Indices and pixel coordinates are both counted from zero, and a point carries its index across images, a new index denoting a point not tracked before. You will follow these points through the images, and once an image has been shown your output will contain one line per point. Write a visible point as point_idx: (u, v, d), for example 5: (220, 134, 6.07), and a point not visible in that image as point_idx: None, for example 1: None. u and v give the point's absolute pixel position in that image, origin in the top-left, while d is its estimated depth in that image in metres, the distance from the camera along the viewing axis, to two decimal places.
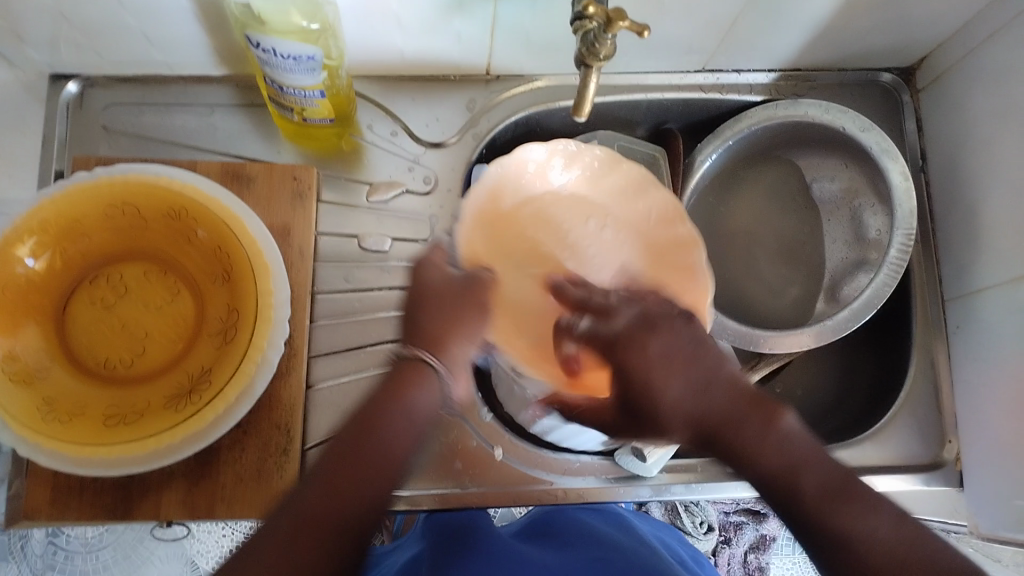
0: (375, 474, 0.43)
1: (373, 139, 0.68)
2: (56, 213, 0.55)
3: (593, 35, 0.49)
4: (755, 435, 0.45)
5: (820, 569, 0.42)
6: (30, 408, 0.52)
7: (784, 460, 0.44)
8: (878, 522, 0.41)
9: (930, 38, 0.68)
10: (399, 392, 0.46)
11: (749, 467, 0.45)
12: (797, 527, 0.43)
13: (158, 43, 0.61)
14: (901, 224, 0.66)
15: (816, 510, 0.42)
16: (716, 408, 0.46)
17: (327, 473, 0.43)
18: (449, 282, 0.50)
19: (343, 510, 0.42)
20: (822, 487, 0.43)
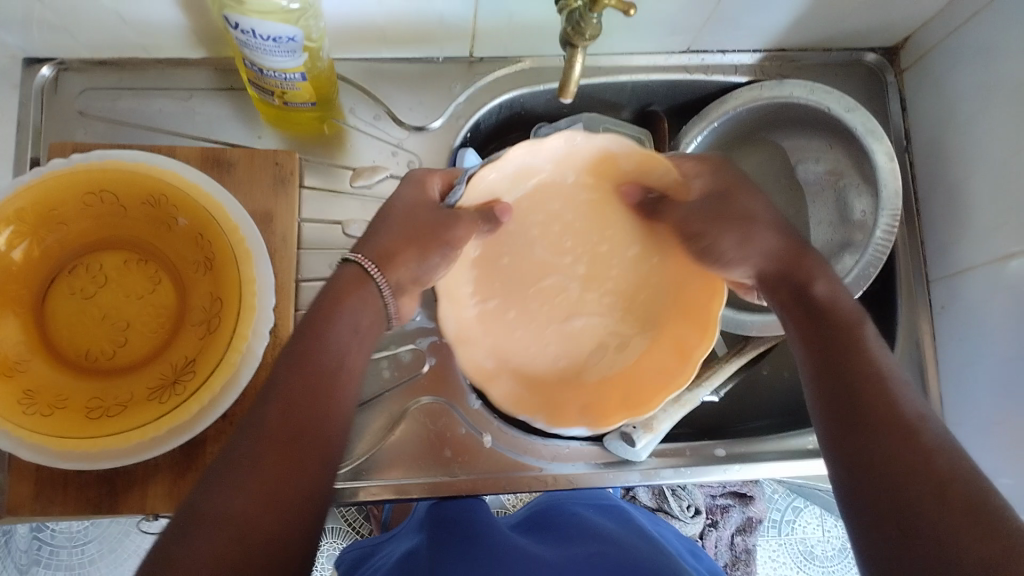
0: (334, 371, 0.46)
1: (355, 122, 0.67)
2: (32, 201, 0.54)
3: (579, 14, 0.48)
4: (831, 300, 0.51)
5: (837, 384, 0.46)
6: (11, 401, 0.51)
7: (852, 317, 0.50)
8: (906, 395, 0.45)
9: (915, 18, 0.68)
10: (342, 300, 0.50)
11: (808, 319, 0.50)
12: (816, 374, 0.48)
13: (135, 25, 0.59)
14: (886, 204, 0.66)
15: (852, 357, 0.47)
16: (799, 269, 0.53)
17: (288, 377, 0.45)
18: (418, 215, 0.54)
19: (316, 406, 0.44)
20: (871, 349, 0.48)
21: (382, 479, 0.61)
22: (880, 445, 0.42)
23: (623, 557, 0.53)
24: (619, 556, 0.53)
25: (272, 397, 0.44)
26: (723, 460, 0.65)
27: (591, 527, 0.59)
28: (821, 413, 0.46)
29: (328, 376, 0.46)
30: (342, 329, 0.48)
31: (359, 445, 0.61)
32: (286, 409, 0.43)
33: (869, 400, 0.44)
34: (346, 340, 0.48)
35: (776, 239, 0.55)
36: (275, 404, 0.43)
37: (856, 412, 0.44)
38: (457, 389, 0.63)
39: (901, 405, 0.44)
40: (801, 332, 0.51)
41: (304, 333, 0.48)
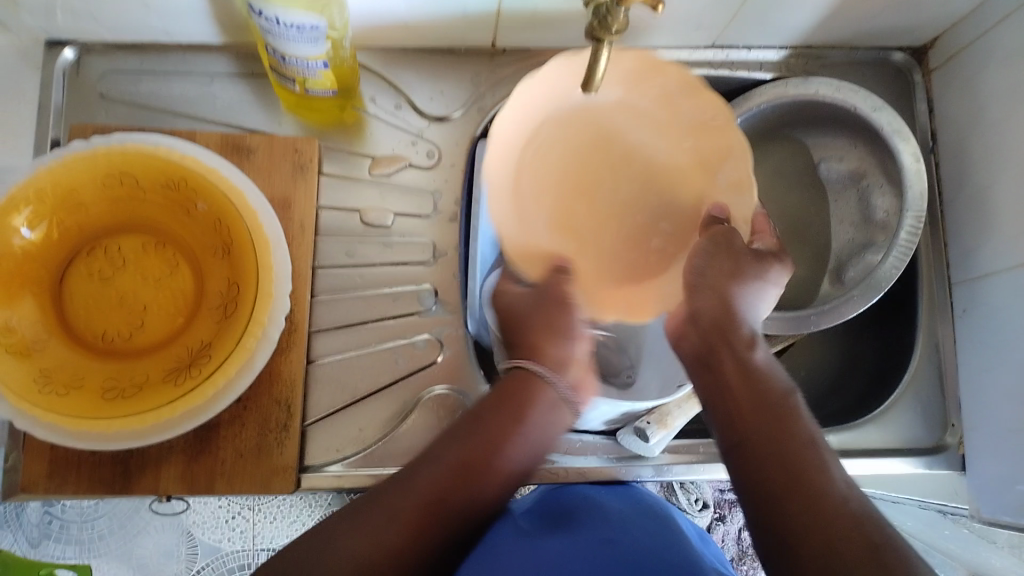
0: (490, 466, 0.52)
1: (376, 111, 0.67)
2: (52, 183, 0.54)
3: (605, 9, 0.47)
4: (765, 369, 0.53)
5: (748, 457, 0.48)
6: (26, 379, 0.51)
7: (779, 391, 0.51)
8: (833, 464, 0.46)
9: (945, 18, 0.66)
10: (520, 409, 0.55)
11: (741, 381, 0.52)
12: (742, 435, 0.49)
13: (157, 9, 0.59)
14: (911, 207, 0.65)
15: (780, 424, 0.49)
16: (732, 320, 0.54)
17: (463, 447, 0.52)
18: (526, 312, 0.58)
19: (475, 479, 0.51)
20: (801, 417, 0.49)
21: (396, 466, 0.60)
22: (805, 508, 0.43)
23: (637, 546, 0.52)
24: (633, 546, 0.52)
25: (415, 481, 0.50)
26: None
27: (599, 509, 0.58)
28: (744, 474, 0.48)
29: (499, 468, 0.52)
30: (528, 430, 0.54)
31: (371, 431, 0.61)
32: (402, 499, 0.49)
33: (797, 462, 0.46)
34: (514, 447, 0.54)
35: (711, 299, 0.54)
36: (404, 492, 0.49)
37: (782, 472, 0.46)
38: (470, 378, 0.63)
39: (830, 472, 0.45)
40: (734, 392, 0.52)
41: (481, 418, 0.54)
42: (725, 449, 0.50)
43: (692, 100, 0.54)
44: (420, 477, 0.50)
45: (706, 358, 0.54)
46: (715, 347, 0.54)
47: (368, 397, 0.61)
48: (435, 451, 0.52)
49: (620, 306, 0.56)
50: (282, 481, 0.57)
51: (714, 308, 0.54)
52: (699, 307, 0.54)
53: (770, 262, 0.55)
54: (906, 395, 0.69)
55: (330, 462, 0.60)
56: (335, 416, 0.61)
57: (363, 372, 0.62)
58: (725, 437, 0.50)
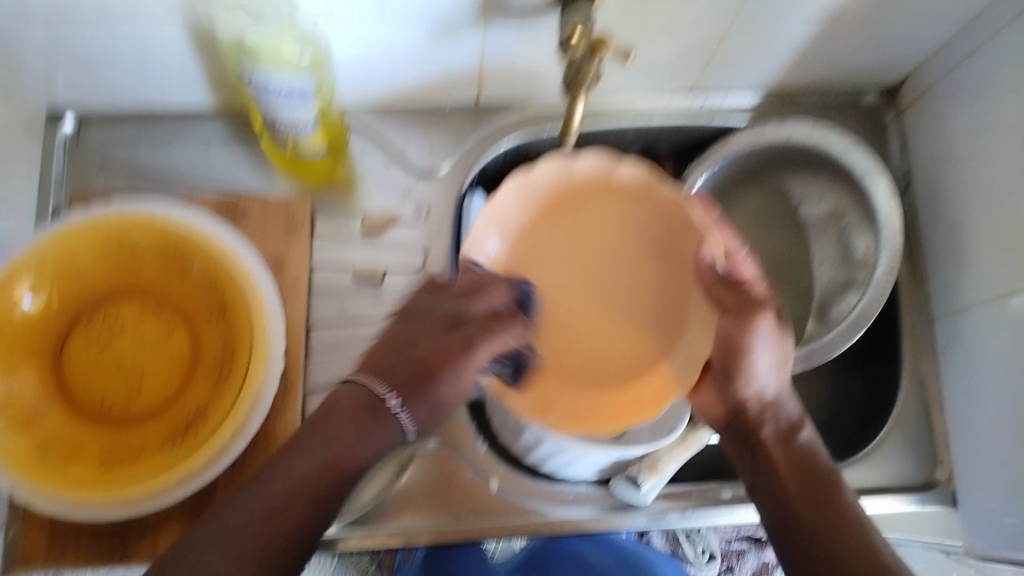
0: (352, 460, 0.48)
1: (365, 172, 0.69)
2: (53, 255, 0.57)
3: (579, 62, 0.53)
4: (809, 446, 0.54)
5: (801, 540, 0.49)
6: (29, 450, 0.53)
7: (826, 471, 0.52)
8: (880, 541, 0.48)
9: (910, 58, 0.69)
10: (365, 430, 0.48)
11: (788, 465, 0.53)
12: (792, 514, 0.51)
13: (154, 77, 0.62)
14: (886, 243, 0.67)
15: (829, 507, 0.50)
16: (775, 402, 0.55)
17: (314, 437, 0.48)
18: (431, 348, 0.50)
19: (319, 489, 0.47)
20: (848, 497, 0.51)
21: (393, 525, 0.61)
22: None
23: None
24: None
25: (277, 474, 0.46)
26: (729, 502, 0.65)
27: None
28: (795, 559, 0.50)
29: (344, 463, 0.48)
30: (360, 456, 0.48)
31: (366, 492, 0.61)
32: (256, 515, 0.45)
33: (845, 542, 0.48)
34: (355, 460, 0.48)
35: (728, 385, 0.55)
36: (245, 507, 0.45)
37: (832, 559, 0.48)
38: (464, 433, 0.64)
39: (877, 549, 0.48)
40: (781, 474, 0.53)
41: (340, 421, 0.48)
42: (777, 526, 0.51)
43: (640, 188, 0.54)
44: (263, 493, 0.46)
45: (743, 436, 0.55)
46: (753, 429, 0.55)
47: None
48: (277, 466, 0.47)
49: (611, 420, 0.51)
50: None
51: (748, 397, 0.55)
52: (723, 397, 0.56)
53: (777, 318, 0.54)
54: (893, 433, 0.69)
55: None
56: None
57: None
58: (774, 521, 0.52)
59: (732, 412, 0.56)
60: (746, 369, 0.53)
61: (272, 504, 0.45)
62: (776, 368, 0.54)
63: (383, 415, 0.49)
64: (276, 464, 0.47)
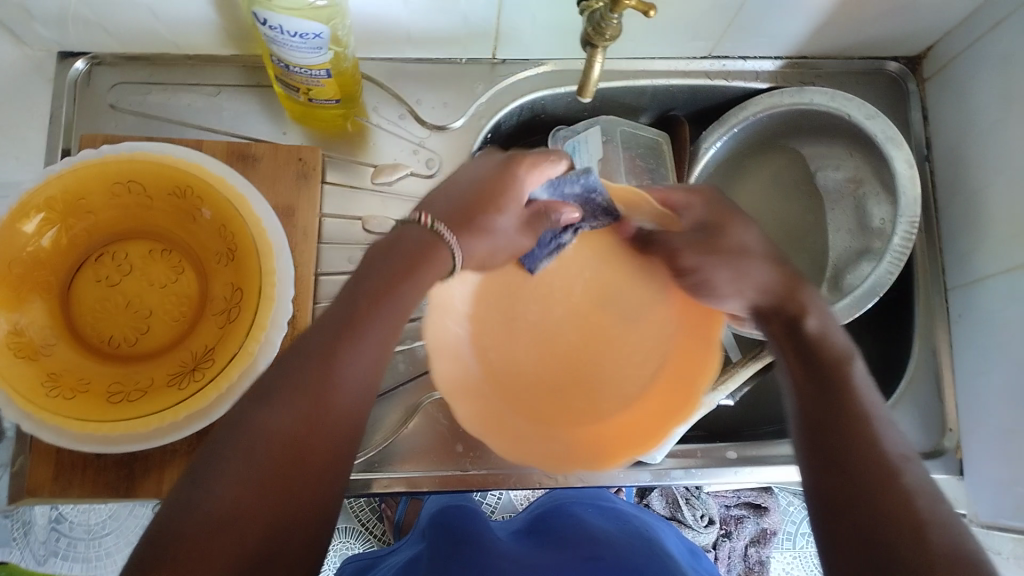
0: (357, 368, 0.41)
1: (378, 121, 0.68)
2: (63, 190, 0.56)
3: (600, 15, 0.47)
4: (820, 335, 0.49)
5: (822, 447, 0.44)
6: (35, 383, 0.52)
7: (853, 381, 0.46)
8: (889, 437, 0.44)
9: (938, 27, 0.68)
10: (410, 264, 0.44)
11: (807, 370, 0.48)
12: (801, 405, 0.46)
13: (165, 20, 0.60)
14: (904, 212, 0.66)
15: (849, 417, 0.44)
16: (786, 291, 0.52)
17: (340, 317, 0.42)
18: (475, 190, 0.49)
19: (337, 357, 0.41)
20: (858, 389, 0.46)
21: (397, 471, 0.62)
22: (871, 487, 0.41)
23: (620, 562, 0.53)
24: (616, 562, 0.53)
25: (292, 381, 0.40)
26: (734, 462, 0.65)
27: (586, 529, 0.59)
28: (812, 465, 0.44)
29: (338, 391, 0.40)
30: (414, 291, 0.44)
31: (376, 436, 0.62)
32: (288, 403, 0.39)
33: (853, 432, 0.43)
34: (382, 317, 0.43)
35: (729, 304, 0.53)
36: (258, 437, 0.38)
37: (836, 449, 0.43)
38: None
39: (882, 443, 0.43)
40: (791, 367, 0.49)
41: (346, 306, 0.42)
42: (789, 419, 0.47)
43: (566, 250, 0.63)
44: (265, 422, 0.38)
45: (781, 337, 0.50)
46: (778, 310, 0.51)
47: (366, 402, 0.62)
48: (295, 363, 0.41)
49: (656, 420, 0.53)
50: None
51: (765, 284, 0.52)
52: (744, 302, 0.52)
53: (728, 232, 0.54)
54: (903, 400, 0.69)
55: None
56: None
57: None
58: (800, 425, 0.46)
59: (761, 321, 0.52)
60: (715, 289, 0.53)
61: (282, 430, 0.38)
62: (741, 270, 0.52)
63: (442, 253, 0.46)
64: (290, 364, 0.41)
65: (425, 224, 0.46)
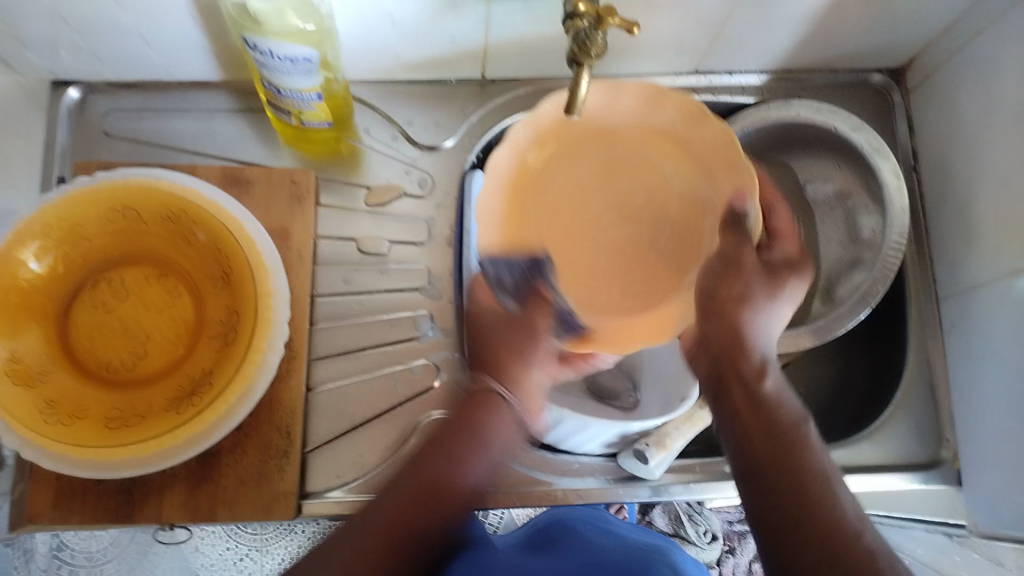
0: (456, 481, 0.54)
1: (371, 143, 0.69)
2: (58, 218, 0.56)
3: (585, 33, 0.48)
4: (775, 396, 0.52)
5: (747, 475, 0.49)
6: (32, 410, 0.52)
7: (794, 421, 0.51)
8: (844, 495, 0.47)
9: (920, 38, 0.69)
10: (486, 401, 0.57)
11: (749, 407, 0.52)
12: (754, 463, 0.49)
13: (158, 47, 0.61)
14: (893, 222, 0.67)
15: (791, 453, 0.48)
16: (739, 348, 0.54)
17: (409, 475, 0.54)
18: (496, 342, 0.59)
19: (437, 483, 0.53)
20: (813, 448, 0.49)
21: None
22: (813, 518, 0.45)
23: (616, 570, 0.54)
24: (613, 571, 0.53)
25: (381, 509, 0.52)
26: (733, 476, 0.65)
27: (585, 543, 0.59)
28: (757, 505, 0.47)
29: (456, 487, 0.53)
30: (483, 460, 0.55)
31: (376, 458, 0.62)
32: (418, 472, 0.54)
33: (806, 488, 0.46)
34: (471, 461, 0.55)
35: (722, 326, 0.54)
36: (354, 534, 0.50)
37: (796, 512, 0.45)
38: None
39: (836, 500, 0.46)
40: (741, 422, 0.51)
41: (436, 455, 0.55)
42: (738, 474, 0.50)
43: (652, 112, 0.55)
44: (341, 547, 0.50)
45: (733, 372, 0.54)
46: (728, 372, 0.54)
47: (365, 424, 0.62)
48: (374, 509, 0.52)
49: (646, 333, 0.53)
50: (284, 507, 0.58)
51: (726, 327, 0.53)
52: (716, 329, 0.54)
53: (786, 278, 0.55)
54: (898, 412, 0.69)
55: (331, 488, 0.60)
56: (335, 442, 0.62)
57: (361, 398, 0.63)
58: (738, 463, 0.50)
59: (720, 366, 0.54)
60: (756, 316, 0.55)
61: (359, 544, 0.49)
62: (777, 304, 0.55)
63: (497, 397, 0.57)
64: (372, 508, 0.52)
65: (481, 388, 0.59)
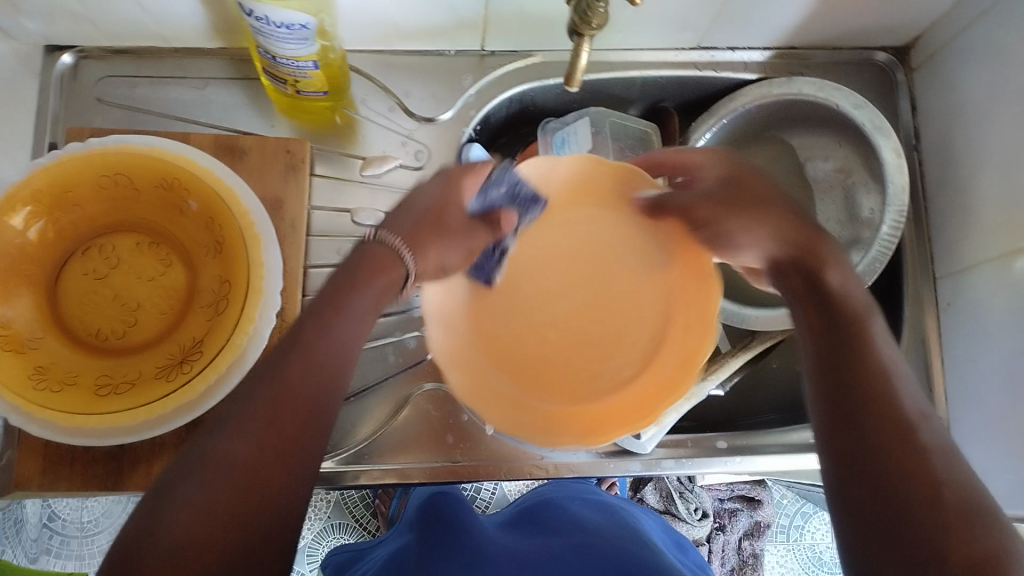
0: (337, 379, 0.43)
1: (367, 114, 0.68)
2: (50, 182, 0.55)
3: (586, 4, 0.47)
4: (841, 291, 0.47)
5: (824, 389, 0.44)
6: (21, 376, 0.52)
7: (859, 314, 0.46)
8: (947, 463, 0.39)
9: (926, 16, 0.68)
10: (383, 263, 0.47)
11: (813, 310, 0.47)
12: (821, 363, 0.45)
13: (151, 12, 0.60)
14: (892, 202, 0.66)
15: (861, 360, 0.43)
16: (801, 247, 0.49)
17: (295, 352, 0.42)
18: (431, 200, 0.50)
19: (318, 377, 0.42)
20: (877, 343, 0.44)
21: (388, 464, 0.62)
22: (910, 483, 0.38)
23: (604, 545, 0.54)
24: (599, 545, 0.54)
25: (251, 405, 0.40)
26: (725, 453, 0.65)
27: (574, 518, 0.60)
28: (830, 428, 0.42)
29: (329, 376, 0.42)
30: (366, 296, 0.45)
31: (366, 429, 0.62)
32: (303, 371, 0.42)
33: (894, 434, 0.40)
34: (366, 312, 0.45)
35: (753, 231, 0.50)
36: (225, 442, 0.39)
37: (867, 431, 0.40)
38: None
39: (900, 400, 0.41)
40: (805, 323, 0.47)
41: (321, 315, 0.44)
42: (806, 373, 0.46)
43: (578, 189, 0.58)
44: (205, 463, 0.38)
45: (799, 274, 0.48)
46: (785, 270, 0.49)
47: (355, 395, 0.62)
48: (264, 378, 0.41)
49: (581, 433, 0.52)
50: None
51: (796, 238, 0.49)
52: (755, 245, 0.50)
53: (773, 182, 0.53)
54: None
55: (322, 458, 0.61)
56: None
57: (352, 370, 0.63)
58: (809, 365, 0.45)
59: (790, 263, 0.49)
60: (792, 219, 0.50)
61: (236, 452, 0.38)
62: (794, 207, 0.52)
63: (395, 258, 0.47)
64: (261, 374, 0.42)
65: (372, 239, 0.48)
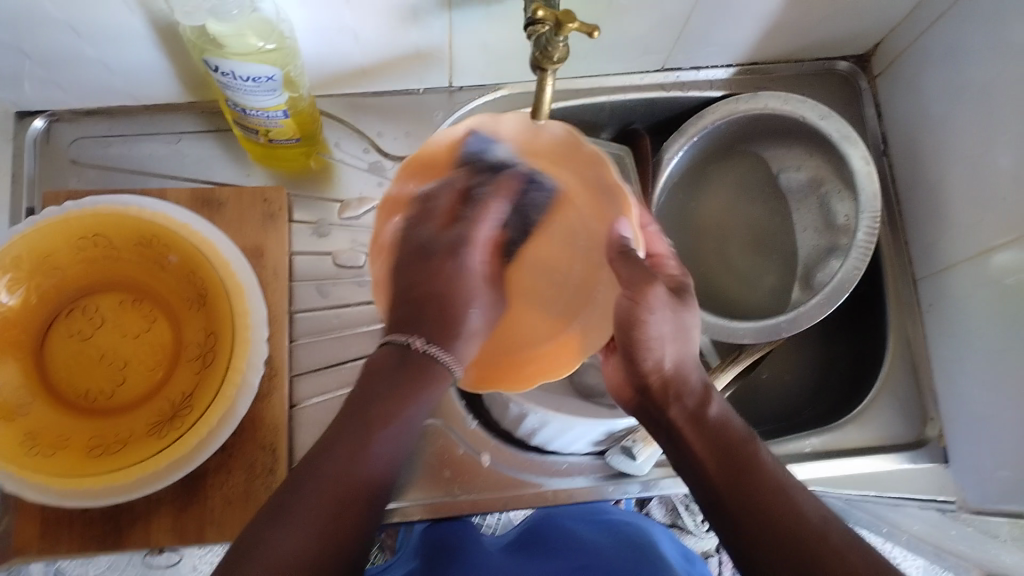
0: (371, 470, 0.47)
1: (342, 156, 0.69)
2: (29, 249, 0.56)
3: (546, 39, 0.47)
4: (720, 418, 0.51)
5: (721, 514, 0.48)
6: (13, 444, 0.52)
7: (742, 438, 0.50)
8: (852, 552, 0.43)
9: (882, 25, 0.69)
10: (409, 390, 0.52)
11: (702, 443, 0.50)
12: (713, 487, 0.48)
13: (121, 74, 0.61)
14: (866, 208, 0.67)
15: (749, 472, 0.48)
16: (682, 381, 0.53)
17: (347, 443, 0.47)
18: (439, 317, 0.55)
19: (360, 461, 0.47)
20: (763, 461, 0.49)
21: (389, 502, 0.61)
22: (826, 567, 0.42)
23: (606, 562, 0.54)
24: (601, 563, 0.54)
25: (317, 475, 0.46)
26: None
27: (577, 539, 0.59)
28: (741, 537, 0.46)
29: (368, 469, 0.47)
30: (404, 425, 0.50)
31: None
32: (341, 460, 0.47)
33: (798, 531, 0.44)
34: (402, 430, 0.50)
35: (656, 363, 0.53)
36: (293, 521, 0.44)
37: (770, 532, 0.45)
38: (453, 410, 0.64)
39: (801, 506, 0.46)
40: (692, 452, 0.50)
41: (356, 433, 0.48)
42: (705, 508, 0.49)
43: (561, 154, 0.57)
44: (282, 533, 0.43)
45: (655, 414, 0.54)
46: (663, 407, 0.53)
47: None
48: (307, 473, 0.46)
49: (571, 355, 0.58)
50: None
51: (661, 372, 0.53)
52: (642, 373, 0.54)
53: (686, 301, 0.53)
54: (881, 393, 0.70)
55: None
56: None
57: None
58: (701, 499, 0.49)
59: (664, 402, 0.53)
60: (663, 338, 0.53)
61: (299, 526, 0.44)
62: (677, 337, 0.53)
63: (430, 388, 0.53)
64: (305, 472, 0.46)
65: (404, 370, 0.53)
